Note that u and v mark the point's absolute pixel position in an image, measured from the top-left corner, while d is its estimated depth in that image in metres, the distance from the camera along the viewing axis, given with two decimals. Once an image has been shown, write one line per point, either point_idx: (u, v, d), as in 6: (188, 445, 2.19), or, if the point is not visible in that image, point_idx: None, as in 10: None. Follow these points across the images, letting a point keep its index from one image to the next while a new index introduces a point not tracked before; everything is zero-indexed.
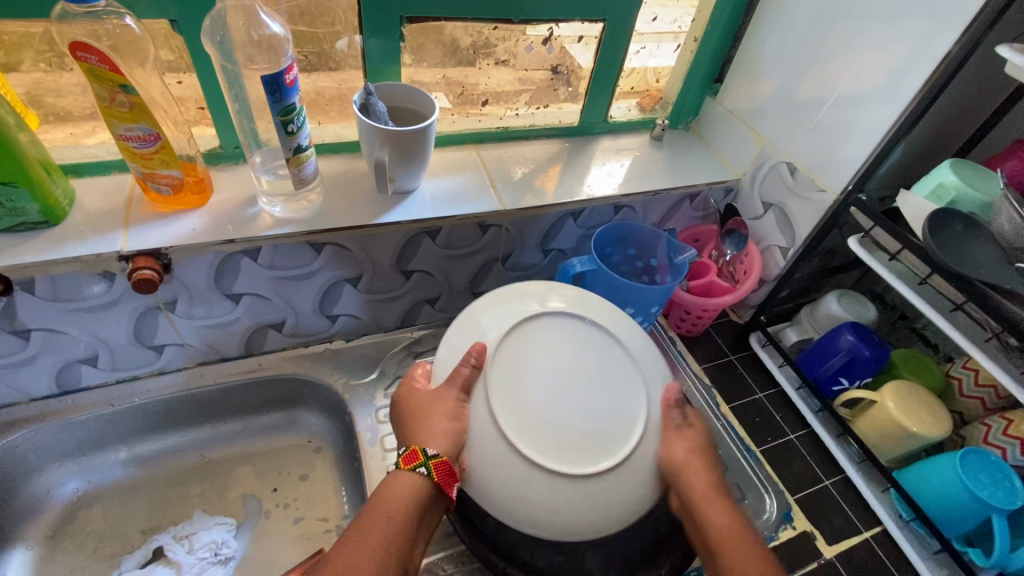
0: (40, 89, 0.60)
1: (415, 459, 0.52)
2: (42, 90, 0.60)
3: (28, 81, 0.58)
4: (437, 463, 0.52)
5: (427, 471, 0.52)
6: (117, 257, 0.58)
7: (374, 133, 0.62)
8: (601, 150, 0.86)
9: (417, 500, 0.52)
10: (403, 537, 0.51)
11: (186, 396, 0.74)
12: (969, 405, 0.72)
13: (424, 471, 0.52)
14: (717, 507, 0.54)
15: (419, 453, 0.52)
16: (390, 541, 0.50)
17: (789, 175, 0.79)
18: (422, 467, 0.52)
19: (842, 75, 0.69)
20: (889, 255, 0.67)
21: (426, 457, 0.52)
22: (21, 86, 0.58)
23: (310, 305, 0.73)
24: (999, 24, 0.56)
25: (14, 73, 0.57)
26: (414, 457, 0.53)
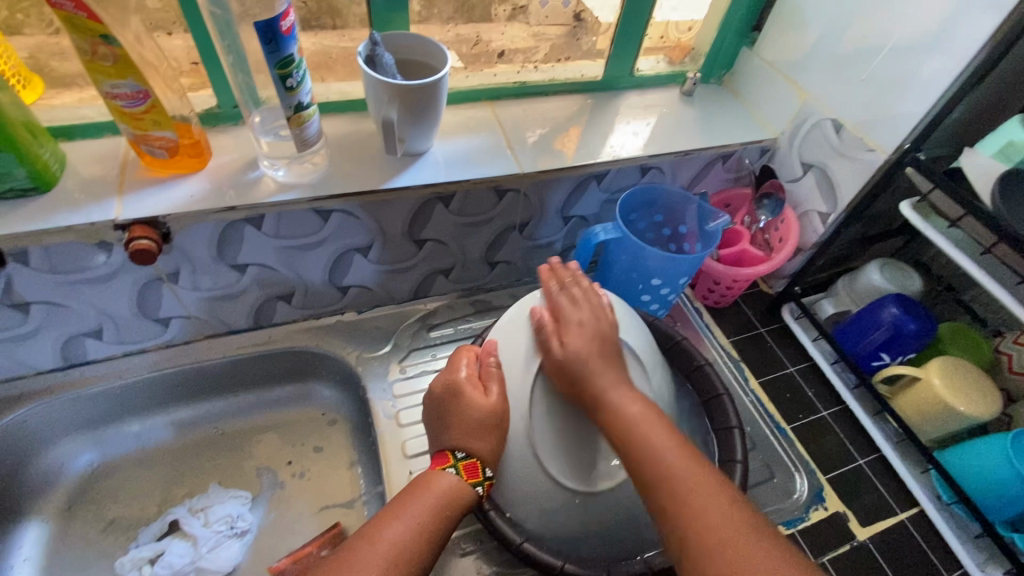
0: (46, 52, 0.57)
1: (473, 477, 0.55)
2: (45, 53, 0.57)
3: (32, 43, 0.56)
4: (489, 485, 0.56)
5: (481, 489, 0.55)
6: (113, 226, 0.55)
7: (381, 89, 0.57)
8: (626, 108, 0.79)
9: (463, 500, 0.54)
10: (444, 530, 0.52)
11: (195, 369, 0.72)
12: (1019, 382, 0.68)
13: (478, 490, 0.55)
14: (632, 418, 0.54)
15: (478, 473, 0.55)
16: (432, 532, 0.51)
17: (833, 133, 0.72)
18: (478, 486, 0.55)
19: (902, 18, 0.61)
20: (947, 222, 0.60)
21: (484, 477, 0.55)
22: (24, 50, 0.56)
23: (319, 276, 0.70)
24: None
25: (23, 31, 0.55)
26: (475, 472, 0.55)
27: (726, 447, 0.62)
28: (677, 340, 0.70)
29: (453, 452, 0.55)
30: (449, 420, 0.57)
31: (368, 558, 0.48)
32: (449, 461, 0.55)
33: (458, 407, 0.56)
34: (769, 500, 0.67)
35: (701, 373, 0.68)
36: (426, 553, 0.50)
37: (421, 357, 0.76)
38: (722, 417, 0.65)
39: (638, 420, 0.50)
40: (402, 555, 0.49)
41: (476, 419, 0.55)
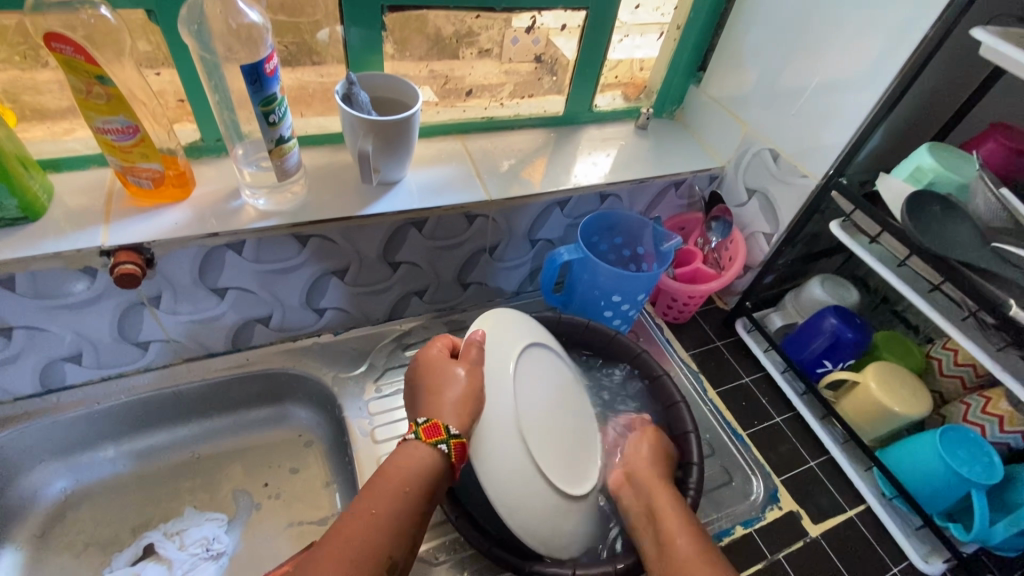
0: (18, 87, 0.58)
1: (437, 435, 0.54)
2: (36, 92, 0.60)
3: (6, 78, 0.57)
4: (456, 442, 0.54)
5: (446, 447, 0.54)
6: (98, 252, 0.57)
7: (357, 124, 0.61)
8: (586, 140, 0.86)
9: (420, 473, 0.54)
10: (405, 513, 0.52)
11: (173, 393, 0.73)
12: (950, 383, 0.74)
13: (442, 447, 0.54)
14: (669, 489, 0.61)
15: (442, 428, 0.54)
16: (394, 520, 0.51)
17: (772, 161, 0.79)
18: (443, 443, 0.54)
19: (822, 60, 0.69)
20: (869, 238, 0.67)
21: (447, 435, 0.54)
22: None
23: (297, 298, 0.73)
24: (975, 8, 0.56)
25: None
26: (435, 431, 0.54)
27: (684, 450, 0.67)
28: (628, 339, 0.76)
29: (416, 420, 0.56)
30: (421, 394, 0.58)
31: (332, 557, 0.48)
32: (412, 429, 0.56)
33: (427, 378, 0.59)
34: (727, 502, 0.71)
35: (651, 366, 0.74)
36: (391, 541, 0.50)
37: (396, 375, 0.79)
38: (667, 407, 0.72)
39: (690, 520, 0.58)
40: (366, 548, 0.49)
41: (453, 386, 0.56)
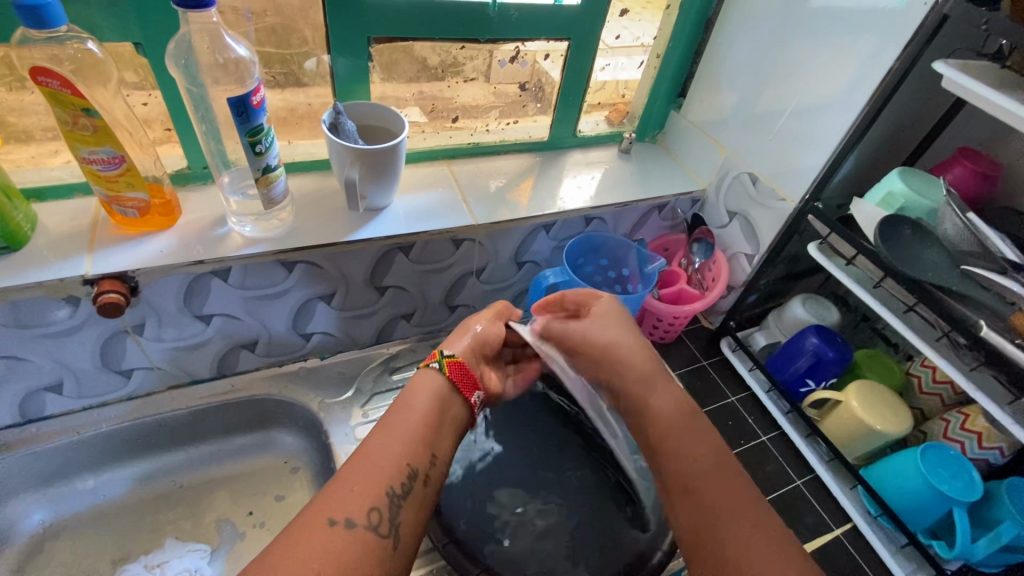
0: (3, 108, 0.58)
1: (432, 358, 0.59)
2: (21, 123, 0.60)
3: None
4: (450, 361, 0.59)
5: (440, 362, 0.58)
6: (81, 281, 0.57)
7: (344, 152, 0.62)
8: (570, 164, 0.88)
9: (429, 390, 0.56)
10: (423, 426, 0.53)
11: (156, 421, 0.72)
12: (929, 401, 0.76)
13: (438, 366, 0.58)
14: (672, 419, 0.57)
15: (436, 352, 0.60)
16: (413, 433, 0.52)
17: (751, 184, 0.81)
18: (438, 363, 0.58)
19: (796, 89, 0.72)
20: (845, 260, 0.69)
21: (440, 355, 0.59)
22: None
23: (284, 323, 0.73)
24: (936, 43, 0.58)
25: None
26: (430, 356, 0.60)
27: None
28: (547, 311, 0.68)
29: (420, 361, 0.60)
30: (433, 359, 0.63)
31: (356, 470, 0.48)
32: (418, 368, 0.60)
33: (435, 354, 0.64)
34: None
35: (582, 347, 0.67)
36: (412, 451, 0.50)
37: (382, 400, 0.78)
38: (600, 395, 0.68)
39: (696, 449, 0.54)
40: (389, 458, 0.49)
41: (464, 336, 0.63)
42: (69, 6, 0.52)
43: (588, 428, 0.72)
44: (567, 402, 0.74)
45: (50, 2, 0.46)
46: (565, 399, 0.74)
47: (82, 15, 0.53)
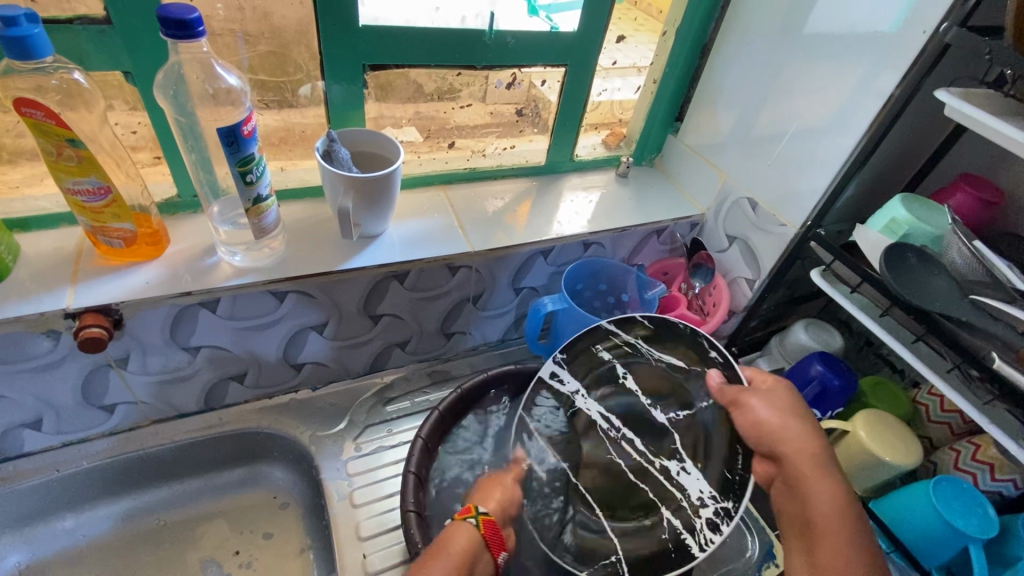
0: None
1: (468, 513, 0.57)
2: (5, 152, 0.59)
3: None
4: (484, 517, 0.57)
5: (475, 519, 0.56)
6: (63, 314, 0.55)
7: (338, 180, 0.61)
8: (568, 188, 0.87)
9: (462, 542, 0.54)
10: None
11: (141, 456, 0.70)
12: (938, 430, 0.74)
13: (473, 521, 0.56)
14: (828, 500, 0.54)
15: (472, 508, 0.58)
16: None
17: (750, 210, 0.80)
18: (472, 517, 0.56)
19: (794, 115, 0.71)
20: (850, 288, 0.67)
21: (476, 511, 0.57)
22: None
23: (274, 354, 0.71)
24: (937, 70, 0.58)
25: None
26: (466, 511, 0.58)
27: None
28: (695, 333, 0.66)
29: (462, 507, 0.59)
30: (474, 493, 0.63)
31: None
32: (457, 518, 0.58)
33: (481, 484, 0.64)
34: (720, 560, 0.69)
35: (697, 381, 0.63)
36: None
37: (375, 433, 0.76)
38: (671, 433, 0.62)
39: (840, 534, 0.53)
40: None
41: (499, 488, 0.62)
42: (57, 35, 0.51)
43: (616, 452, 0.62)
44: (602, 418, 0.64)
45: (35, 33, 0.44)
46: (604, 418, 0.65)
47: (70, 44, 0.52)
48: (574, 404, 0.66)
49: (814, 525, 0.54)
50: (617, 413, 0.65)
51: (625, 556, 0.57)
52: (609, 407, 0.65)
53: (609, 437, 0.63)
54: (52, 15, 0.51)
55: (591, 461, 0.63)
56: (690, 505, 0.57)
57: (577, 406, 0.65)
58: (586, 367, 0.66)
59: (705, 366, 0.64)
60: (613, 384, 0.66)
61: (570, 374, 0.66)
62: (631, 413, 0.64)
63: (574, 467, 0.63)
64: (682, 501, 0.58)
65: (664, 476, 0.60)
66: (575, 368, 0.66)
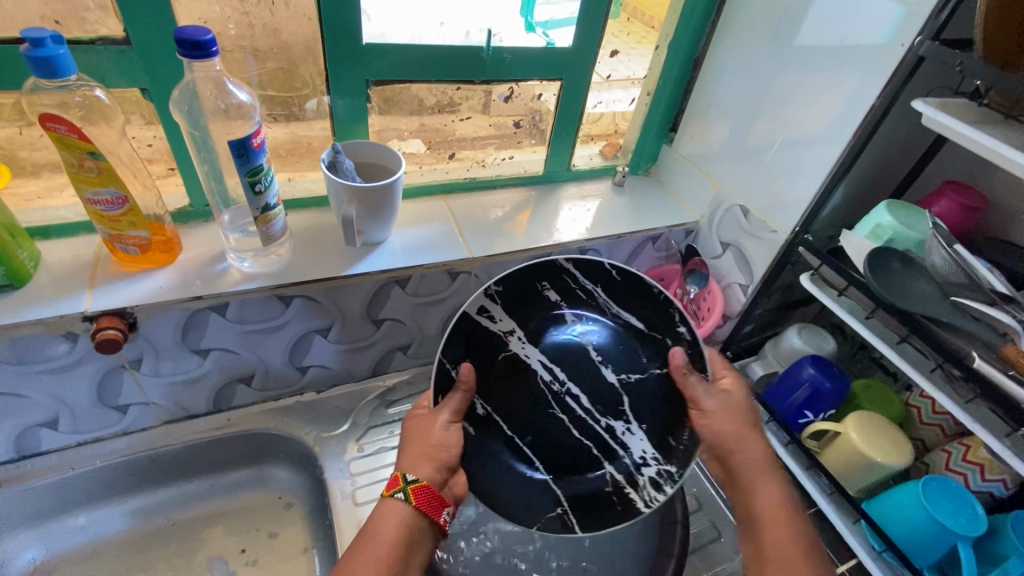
0: (14, 145, 0.60)
1: (396, 487, 0.55)
2: (29, 163, 0.62)
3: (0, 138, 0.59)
4: (415, 489, 0.54)
5: (405, 495, 0.54)
6: (81, 318, 0.58)
7: (342, 190, 0.64)
8: (565, 197, 0.89)
9: (393, 519, 0.53)
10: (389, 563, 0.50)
11: (152, 456, 0.72)
12: (930, 432, 0.75)
13: (402, 496, 0.54)
14: (766, 487, 0.59)
15: (399, 480, 0.55)
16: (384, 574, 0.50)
17: (742, 217, 0.82)
18: (401, 491, 0.54)
19: (783, 126, 0.74)
20: (837, 291, 0.69)
21: (405, 483, 0.54)
22: None
23: (280, 357, 0.73)
24: (915, 81, 0.60)
25: None
26: (393, 484, 0.55)
27: None
28: (662, 300, 0.65)
29: (397, 476, 0.55)
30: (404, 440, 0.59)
31: None
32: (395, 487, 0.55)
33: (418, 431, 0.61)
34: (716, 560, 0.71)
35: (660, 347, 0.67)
36: None
37: (378, 435, 0.78)
38: (621, 396, 0.66)
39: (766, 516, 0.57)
40: None
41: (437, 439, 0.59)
42: (80, 55, 0.54)
43: (561, 408, 0.66)
44: (547, 370, 0.67)
45: (60, 53, 0.48)
46: (547, 369, 0.67)
47: (92, 63, 0.55)
48: (508, 346, 0.66)
49: (757, 518, 0.58)
50: (560, 366, 0.67)
51: (572, 510, 0.63)
52: (554, 358, 0.67)
53: (553, 392, 0.66)
54: (76, 37, 0.54)
55: (536, 417, 0.66)
56: (633, 462, 0.64)
57: (512, 350, 0.66)
58: (530, 309, 0.67)
59: (668, 336, 0.66)
60: (557, 334, 0.68)
61: (501, 311, 0.66)
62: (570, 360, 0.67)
63: (512, 423, 0.65)
64: (626, 459, 0.64)
65: (610, 435, 0.65)
66: (509, 306, 0.66)
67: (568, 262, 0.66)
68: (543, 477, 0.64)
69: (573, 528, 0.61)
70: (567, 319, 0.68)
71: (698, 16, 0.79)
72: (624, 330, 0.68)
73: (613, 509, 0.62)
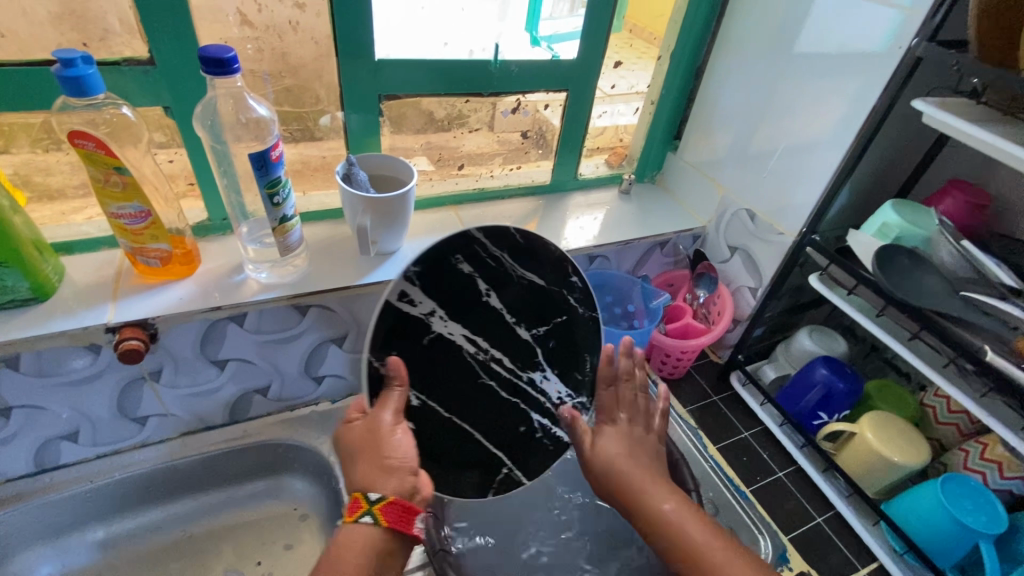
0: (33, 171, 0.62)
1: (359, 509, 0.46)
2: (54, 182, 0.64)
3: (28, 160, 0.61)
4: (382, 507, 0.46)
5: (372, 518, 0.46)
6: (104, 329, 0.59)
7: (357, 201, 0.66)
8: (573, 205, 0.91)
9: (357, 545, 0.45)
10: None
11: (170, 468, 0.73)
12: (946, 431, 0.74)
13: (369, 519, 0.46)
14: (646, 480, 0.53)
15: (363, 501, 0.46)
16: None
17: (749, 220, 0.83)
18: (366, 515, 0.46)
19: (786, 131, 0.75)
20: (847, 290, 0.69)
21: (370, 504, 0.46)
22: (15, 167, 0.61)
23: (295, 367, 0.74)
24: (914, 82, 0.61)
25: (14, 148, 0.60)
26: (357, 506, 0.46)
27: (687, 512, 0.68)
28: (561, 255, 0.59)
29: (363, 497, 0.46)
30: (353, 455, 0.50)
31: None
32: (361, 508, 0.46)
33: (366, 439, 0.50)
34: None
35: (557, 300, 0.61)
36: None
37: None
38: (534, 349, 0.61)
39: (678, 513, 0.50)
40: None
41: (382, 454, 0.49)
42: (107, 75, 0.56)
43: (489, 375, 0.59)
44: (472, 340, 0.57)
45: (90, 73, 0.50)
46: (471, 341, 0.57)
47: (117, 82, 0.57)
48: (431, 327, 0.54)
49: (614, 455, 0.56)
50: (480, 331, 0.58)
51: (517, 466, 0.62)
52: (473, 328, 0.57)
53: (480, 361, 0.58)
54: (103, 59, 0.56)
55: (463, 390, 0.58)
56: (552, 406, 0.63)
57: (434, 330, 0.55)
58: (446, 286, 0.54)
59: (564, 290, 0.61)
60: (477, 306, 0.57)
61: (421, 292, 0.52)
62: (490, 325, 0.58)
63: (445, 403, 0.57)
64: (546, 404, 0.63)
65: (529, 386, 0.62)
66: (433, 287, 0.53)
67: (478, 229, 0.54)
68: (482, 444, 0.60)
69: (522, 481, 0.63)
70: (482, 292, 0.57)
71: (699, 29, 0.82)
72: (526, 291, 0.59)
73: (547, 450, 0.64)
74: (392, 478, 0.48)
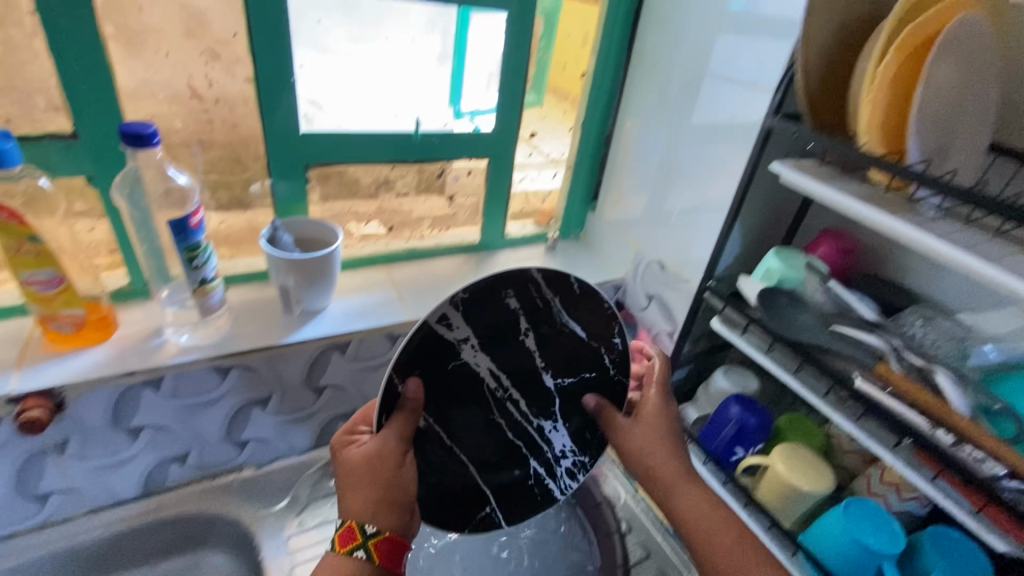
0: None
1: (356, 541, 0.50)
2: None
3: None
4: (376, 543, 0.51)
5: (366, 553, 0.50)
6: (5, 399, 0.58)
7: (280, 262, 0.68)
8: (501, 263, 0.96)
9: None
10: None
11: (71, 550, 0.68)
12: (852, 459, 0.80)
13: (361, 554, 0.50)
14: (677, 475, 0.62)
15: (358, 535, 0.51)
16: None
17: (661, 271, 0.91)
18: (359, 549, 0.50)
19: (683, 191, 0.85)
20: (741, 329, 0.74)
21: (365, 537, 0.50)
22: None
23: (216, 432, 0.73)
24: (770, 146, 0.71)
25: None
26: (350, 536, 0.51)
27: None
28: (612, 314, 0.59)
29: (359, 530, 0.51)
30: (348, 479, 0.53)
31: None
32: (357, 540, 0.51)
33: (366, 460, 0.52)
34: None
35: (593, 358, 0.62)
36: None
37: (318, 510, 0.77)
38: (554, 400, 0.62)
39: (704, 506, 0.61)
40: None
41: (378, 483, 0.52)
42: (28, 148, 0.59)
43: (500, 414, 0.60)
44: (494, 378, 0.58)
45: (8, 147, 0.52)
46: (493, 376, 0.58)
47: (38, 155, 0.59)
48: (459, 352, 0.55)
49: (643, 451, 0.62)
50: (506, 372, 0.58)
51: (498, 507, 0.63)
52: (500, 365, 0.58)
53: (496, 398, 0.59)
54: (25, 133, 0.59)
55: (471, 424, 0.59)
56: (553, 456, 0.64)
57: (462, 359, 0.55)
58: (486, 317, 0.55)
59: (604, 349, 0.61)
60: (512, 342, 0.57)
61: (461, 318, 0.53)
62: (517, 369, 0.59)
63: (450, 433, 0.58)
64: (547, 454, 0.64)
65: (537, 433, 0.62)
66: (472, 314, 0.54)
67: (539, 271, 0.55)
68: (473, 479, 0.61)
69: (499, 523, 0.64)
70: (521, 330, 0.57)
71: (602, 104, 0.93)
72: (566, 340, 0.60)
73: (534, 498, 0.65)
74: (385, 510, 0.52)
